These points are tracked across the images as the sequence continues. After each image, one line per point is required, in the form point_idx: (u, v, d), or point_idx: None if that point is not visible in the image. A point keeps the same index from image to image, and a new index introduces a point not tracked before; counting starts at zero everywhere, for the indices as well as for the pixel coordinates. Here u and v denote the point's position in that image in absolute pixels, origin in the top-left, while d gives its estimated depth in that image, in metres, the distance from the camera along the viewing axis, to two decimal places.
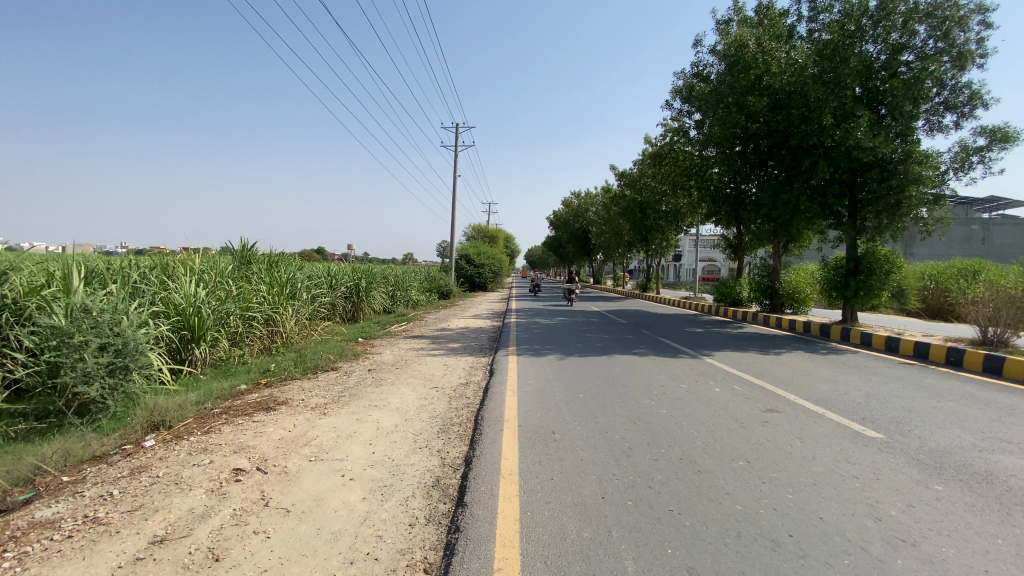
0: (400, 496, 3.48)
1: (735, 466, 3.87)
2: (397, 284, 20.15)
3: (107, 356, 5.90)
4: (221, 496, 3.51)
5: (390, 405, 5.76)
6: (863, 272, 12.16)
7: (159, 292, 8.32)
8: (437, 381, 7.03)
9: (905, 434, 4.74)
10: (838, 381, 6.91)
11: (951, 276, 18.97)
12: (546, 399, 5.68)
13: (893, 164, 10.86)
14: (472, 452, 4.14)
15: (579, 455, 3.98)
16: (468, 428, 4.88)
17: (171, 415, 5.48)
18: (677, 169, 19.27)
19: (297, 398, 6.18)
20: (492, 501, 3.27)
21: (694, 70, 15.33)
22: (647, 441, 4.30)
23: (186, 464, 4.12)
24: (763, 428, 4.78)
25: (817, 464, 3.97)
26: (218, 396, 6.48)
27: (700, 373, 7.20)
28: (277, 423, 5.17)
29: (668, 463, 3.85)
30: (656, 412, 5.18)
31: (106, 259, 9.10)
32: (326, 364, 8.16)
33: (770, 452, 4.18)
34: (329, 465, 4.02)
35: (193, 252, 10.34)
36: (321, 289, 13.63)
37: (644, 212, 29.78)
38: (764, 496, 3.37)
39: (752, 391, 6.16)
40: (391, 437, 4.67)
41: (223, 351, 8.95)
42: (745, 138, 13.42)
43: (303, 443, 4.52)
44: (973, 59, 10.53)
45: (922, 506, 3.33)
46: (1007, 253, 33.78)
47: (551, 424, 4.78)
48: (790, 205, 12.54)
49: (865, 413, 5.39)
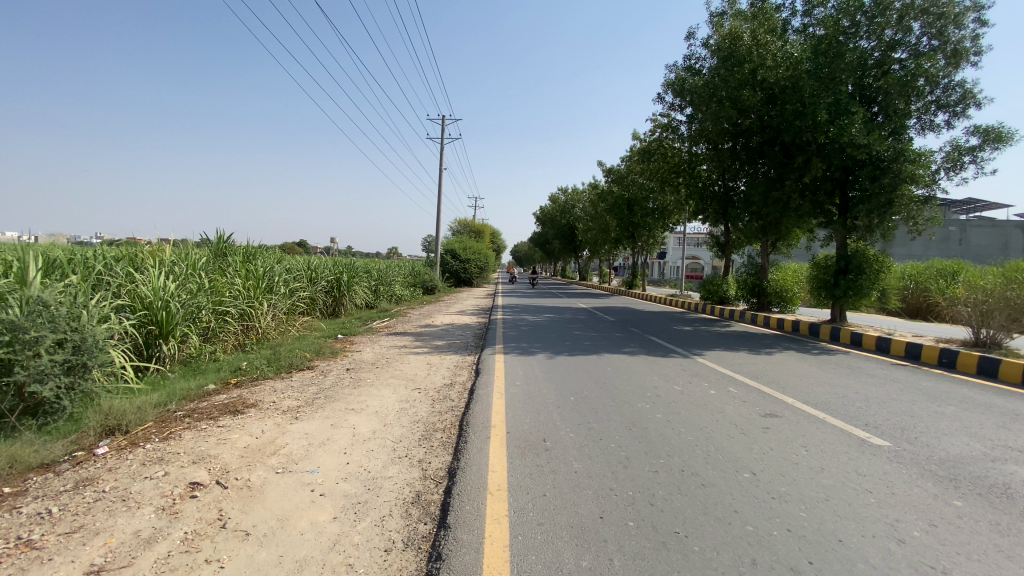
0: (375, 515, 3.13)
1: (742, 478, 3.56)
2: (380, 279, 19.70)
3: (64, 354, 5.44)
4: (173, 517, 3.12)
5: (368, 408, 5.38)
6: (853, 271, 12.04)
7: (125, 284, 7.83)
8: (419, 382, 6.67)
9: (912, 442, 4.49)
10: (835, 383, 6.68)
11: (931, 277, 19.06)
12: (535, 403, 5.34)
13: (885, 163, 10.71)
14: (456, 464, 3.80)
15: (573, 467, 3.66)
16: (452, 435, 4.54)
17: (129, 418, 5.05)
18: (665, 166, 19.03)
19: (268, 400, 5.77)
20: (479, 522, 2.94)
21: (686, 63, 15.06)
22: (646, 450, 3.98)
23: (138, 477, 3.71)
24: (765, 434, 4.50)
25: (827, 475, 3.69)
26: (183, 397, 6.07)
27: (693, 374, 6.91)
28: (244, 428, 4.77)
29: (669, 476, 3.53)
30: (652, 417, 4.87)
31: (69, 249, 8.56)
32: (301, 363, 7.73)
33: (776, 461, 3.89)
34: (298, 478, 3.65)
35: (164, 243, 9.85)
36: (300, 283, 13.17)
37: (631, 209, 29.54)
38: (776, 514, 3.07)
39: (748, 394, 5.89)
40: (368, 445, 4.31)
41: (193, 348, 8.48)
42: (736, 133, 13.16)
43: (271, 452, 4.14)
44: (967, 57, 10.39)
45: (945, 525, 3.06)
46: (984, 255, 34.21)
47: (541, 431, 4.46)
48: (780, 203, 12.38)
49: (868, 418, 5.13)
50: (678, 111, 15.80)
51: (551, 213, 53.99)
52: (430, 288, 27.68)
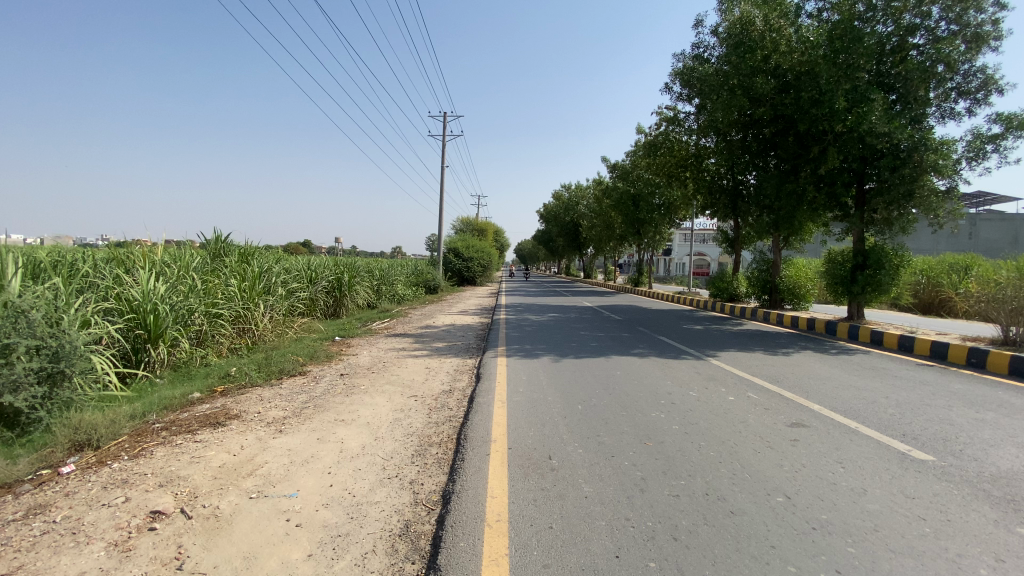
0: (355, 551, 2.72)
1: (776, 503, 3.12)
2: (382, 279, 19.30)
3: (40, 362, 5.05)
4: (125, 555, 2.72)
5: (359, 420, 4.96)
6: (871, 267, 11.55)
7: (113, 287, 7.47)
8: (417, 388, 6.26)
9: (958, 456, 4.05)
10: (861, 387, 6.20)
11: (943, 271, 18.48)
12: (539, 413, 4.92)
13: (905, 153, 10.22)
14: (451, 487, 3.39)
15: (584, 490, 3.25)
16: (448, 450, 4.12)
17: (101, 432, 4.66)
18: (672, 160, 18.54)
19: (253, 411, 5.37)
20: (474, 563, 2.53)
21: (694, 51, 14.53)
22: (663, 470, 3.55)
23: (95, 504, 3.32)
24: (794, 447, 4.06)
25: (871, 498, 3.25)
26: (165, 407, 5.68)
27: (708, 378, 6.46)
28: (222, 444, 4.37)
29: (692, 502, 3.10)
30: (668, 428, 4.45)
31: (57, 251, 8.20)
32: (293, 368, 7.32)
33: (810, 481, 3.45)
34: (273, 505, 3.25)
35: (156, 245, 9.48)
36: (299, 284, 12.79)
37: (636, 205, 28.93)
38: (821, 552, 2.63)
39: (771, 400, 5.43)
40: (355, 463, 3.90)
41: (183, 353, 8.08)
42: (748, 124, 12.73)
43: (247, 473, 3.73)
44: (988, 42, 9.88)
45: (1015, 561, 2.62)
46: (994, 248, 33.45)
47: (545, 446, 4.03)
48: (794, 196, 11.96)
49: (903, 428, 4.67)
50: (686, 102, 15.30)
51: (555, 211, 53.43)
52: (434, 288, 27.25)
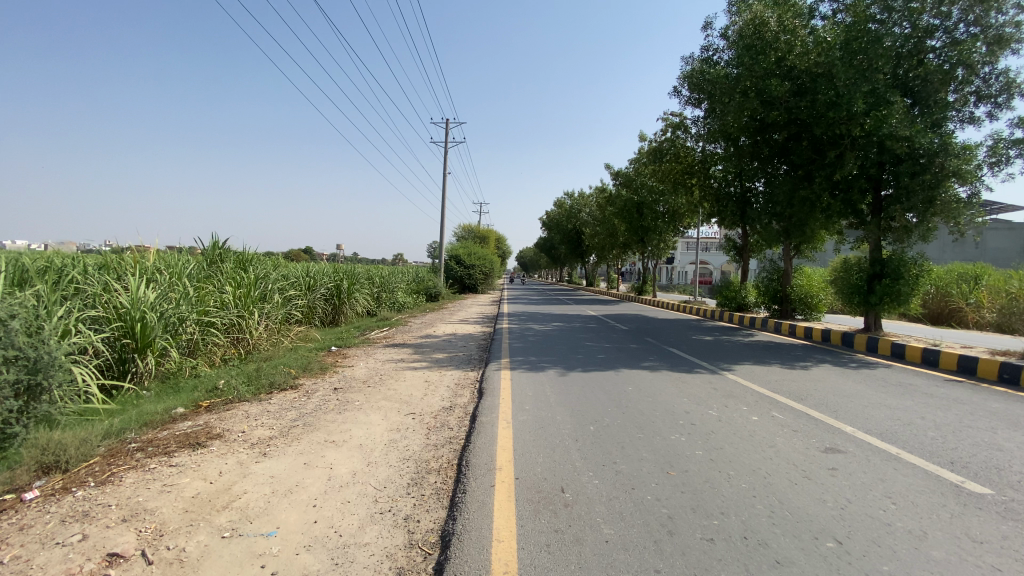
0: None
1: (826, 551, 2.70)
2: (382, 286, 18.86)
3: (19, 374, 4.63)
4: None
5: (351, 441, 4.55)
6: (889, 276, 11.12)
7: (100, 294, 7.05)
8: (414, 404, 5.84)
9: (1018, 488, 3.61)
10: (891, 406, 5.76)
11: (952, 281, 18.03)
12: (548, 436, 4.50)
13: (925, 158, 9.86)
14: (452, 526, 2.97)
15: (603, 534, 2.83)
16: (447, 479, 3.71)
17: (72, 453, 4.23)
18: (678, 167, 18.03)
19: (237, 430, 4.96)
20: None
21: (703, 55, 14.11)
22: (692, 506, 3.14)
23: (49, 542, 2.90)
24: (834, 478, 3.64)
25: (934, 543, 2.82)
26: (145, 424, 5.25)
27: (727, 395, 6.01)
28: (199, 469, 3.95)
29: (731, 549, 2.69)
30: (691, 454, 4.04)
31: (43, 256, 7.80)
32: (284, 381, 6.91)
33: (861, 521, 3.02)
34: (248, 546, 2.84)
35: (145, 250, 9.09)
36: (296, 291, 12.39)
37: (640, 212, 28.41)
38: None
39: (798, 421, 5.01)
40: (345, 493, 3.49)
41: (173, 363, 7.64)
42: (760, 129, 12.29)
43: (223, 505, 3.32)
44: (1011, 44, 9.52)
45: None
46: (1002, 258, 32.94)
47: (556, 476, 3.61)
48: (807, 203, 11.55)
49: (950, 455, 4.23)
50: (694, 106, 14.95)
51: (558, 219, 52.98)
52: (433, 296, 26.75)
